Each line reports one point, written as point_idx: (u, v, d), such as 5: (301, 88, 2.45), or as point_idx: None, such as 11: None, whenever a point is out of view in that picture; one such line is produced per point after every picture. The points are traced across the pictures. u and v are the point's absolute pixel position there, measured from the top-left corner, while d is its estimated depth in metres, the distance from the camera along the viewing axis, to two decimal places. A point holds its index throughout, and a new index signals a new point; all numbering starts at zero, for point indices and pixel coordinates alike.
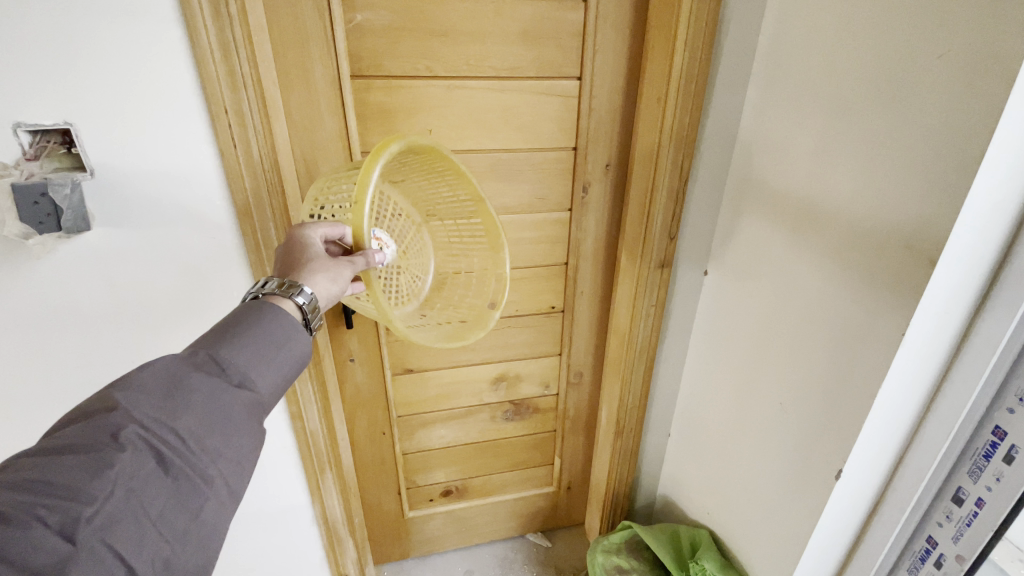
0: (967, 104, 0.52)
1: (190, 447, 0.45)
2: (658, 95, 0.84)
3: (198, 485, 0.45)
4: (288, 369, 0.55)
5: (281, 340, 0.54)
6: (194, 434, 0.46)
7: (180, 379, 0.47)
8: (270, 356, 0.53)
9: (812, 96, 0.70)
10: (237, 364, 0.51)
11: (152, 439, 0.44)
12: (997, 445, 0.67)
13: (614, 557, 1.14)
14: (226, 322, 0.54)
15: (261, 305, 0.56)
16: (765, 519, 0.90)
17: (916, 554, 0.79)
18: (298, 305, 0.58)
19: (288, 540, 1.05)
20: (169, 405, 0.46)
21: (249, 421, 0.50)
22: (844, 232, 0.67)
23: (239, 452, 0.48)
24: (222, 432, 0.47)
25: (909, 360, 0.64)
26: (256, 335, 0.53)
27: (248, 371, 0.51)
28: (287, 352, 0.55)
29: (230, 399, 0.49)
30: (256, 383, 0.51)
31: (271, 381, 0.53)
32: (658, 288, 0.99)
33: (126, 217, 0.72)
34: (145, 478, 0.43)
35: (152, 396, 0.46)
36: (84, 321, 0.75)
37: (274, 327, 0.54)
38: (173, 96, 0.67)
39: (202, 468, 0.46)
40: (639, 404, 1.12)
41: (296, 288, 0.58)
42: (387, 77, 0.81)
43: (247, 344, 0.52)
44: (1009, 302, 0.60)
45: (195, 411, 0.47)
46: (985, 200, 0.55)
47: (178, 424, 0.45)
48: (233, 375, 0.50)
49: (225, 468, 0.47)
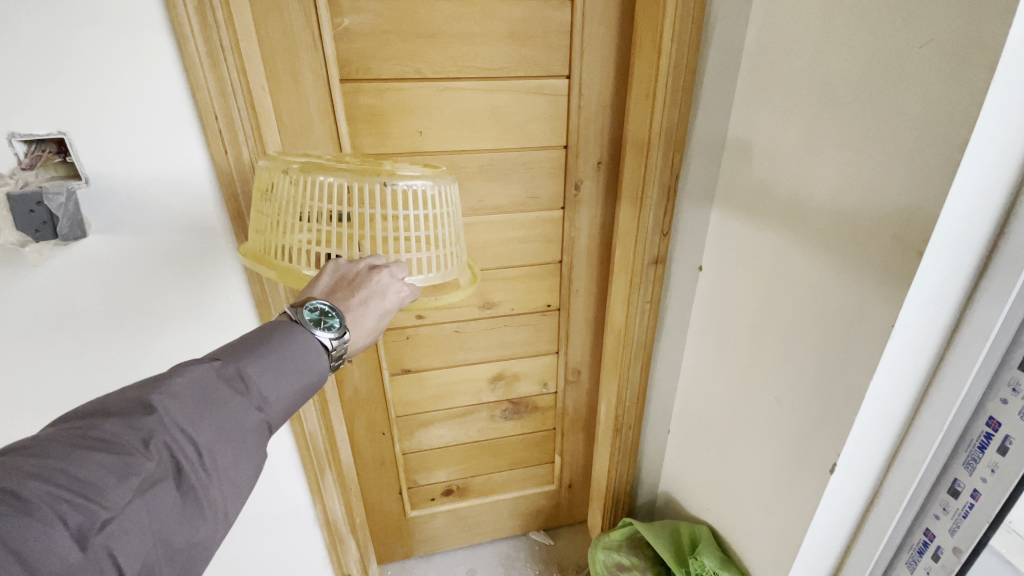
0: (951, 93, 0.52)
1: (204, 463, 0.44)
2: (647, 91, 0.84)
3: (203, 506, 0.43)
4: (306, 396, 0.53)
5: (306, 367, 0.53)
6: (212, 453, 0.45)
7: (211, 392, 0.47)
8: (293, 381, 0.52)
9: (800, 91, 0.70)
10: (260, 385, 0.50)
11: (171, 448, 0.43)
12: (991, 436, 0.68)
13: (614, 554, 1.14)
14: (262, 338, 0.53)
15: (292, 325, 0.55)
16: (764, 514, 0.90)
17: (914, 547, 0.79)
18: (326, 343, 0.54)
19: (290, 541, 1.06)
20: (194, 415, 0.45)
21: (259, 445, 0.49)
22: (833, 225, 0.67)
23: (245, 477, 0.47)
24: (234, 453, 0.46)
25: (900, 353, 0.64)
26: (283, 356, 0.52)
27: (269, 394, 0.50)
28: (310, 380, 0.53)
29: (249, 420, 0.48)
30: (274, 408, 0.50)
31: (287, 407, 0.52)
32: (652, 284, 0.99)
33: (121, 224, 0.73)
34: (157, 489, 0.41)
35: (184, 404, 0.45)
36: (84, 326, 0.76)
37: (302, 352, 0.53)
38: (164, 104, 0.67)
39: (211, 488, 0.44)
40: (637, 401, 1.12)
41: (332, 327, 0.55)
42: (377, 81, 0.82)
43: (275, 366, 0.51)
44: (999, 292, 0.60)
45: (214, 427, 0.46)
46: (971, 191, 0.55)
47: (199, 437, 0.45)
48: (255, 396, 0.49)
49: (230, 493, 0.46)
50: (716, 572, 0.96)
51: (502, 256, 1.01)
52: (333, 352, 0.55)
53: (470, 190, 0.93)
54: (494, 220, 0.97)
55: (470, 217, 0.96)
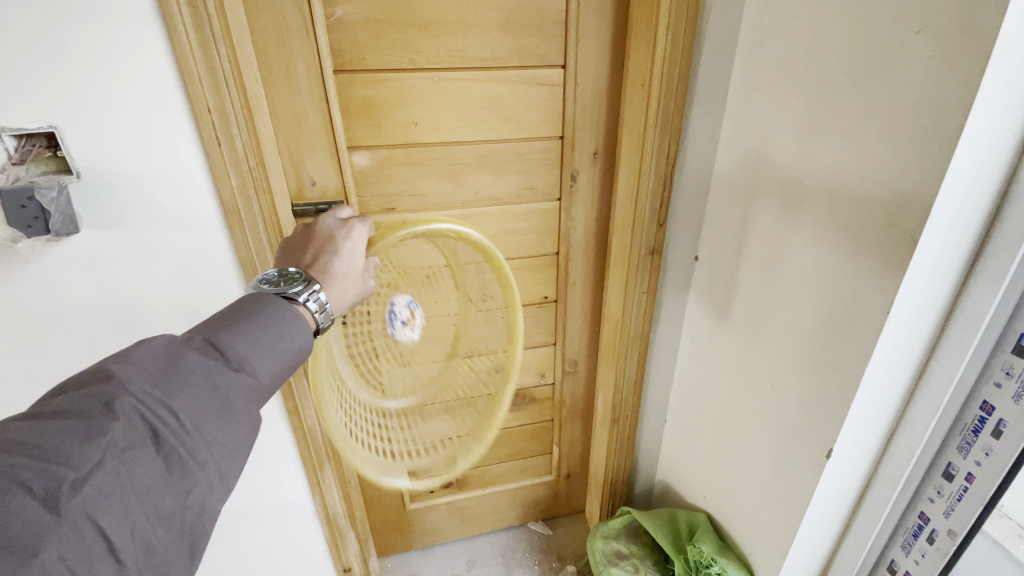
0: (948, 78, 0.52)
1: (184, 427, 0.44)
2: (642, 81, 0.84)
3: (189, 468, 0.43)
4: (293, 356, 0.53)
5: (286, 329, 0.53)
6: (191, 415, 0.44)
7: (179, 360, 0.46)
8: (270, 342, 0.51)
9: (795, 78, 0.69)
10: (236, 349, 0.49)
11: (145, 414, 0.42)
12: (985, 420, 0.68)
13: (613, 542, 1.15)
14: (233, 310, 0.52)
15: (263, 296, 0.54)
16: (760, 501, 0.91)
17: (909, 530, 0.81)
18: (310, 309, 0.56)
19: (291, 534, 1.06)
20: (163, 383, 0.44)
21: (244, 408, 0.48)
22: (829, 212, 0.67)
23: (233, 438, 0.47)
24: (216, 416, 0.46)
25: (896, 338, 0.65)
26: (258, 321, 0.51)
27: (248, 355, 0.49)
28: (293, 340, 0.53)
29: (229, 383, 0.47)
30: (256, 370, 0.49)
31: (272, 369, 0.51)
32: (648, 274, 0.99)
33: (114, 219, 0.72)
34: (136, 453, 0.40)
35: (150, 372, 0.44)
36: (80, 322, 0.76)
37: (279, 316, 0.53)
38: (155, 95, 0.67)
39: (194, 449, 0.44)
40: (634, 391, 1.13)
41: (308, 291, 0.57)
42: (371, 71, 0.82)
43: (249, 330, 0.50)
44: (993, 277, 0.60)
45: (190, 392, 0.45)
46: (966, 176, 0.55)
47: (173, 400, 0.44)
48: (233, 359, 0.48)
49: (218, 455, 0.45)
50: (713, 558, 0.98)
51: (498, 247, 1.01)
52: (317, 317, 0.56)
53: (466, 182, 0.93)
54: (490, 212, 0.97)
55: (467, 208, 0.96)
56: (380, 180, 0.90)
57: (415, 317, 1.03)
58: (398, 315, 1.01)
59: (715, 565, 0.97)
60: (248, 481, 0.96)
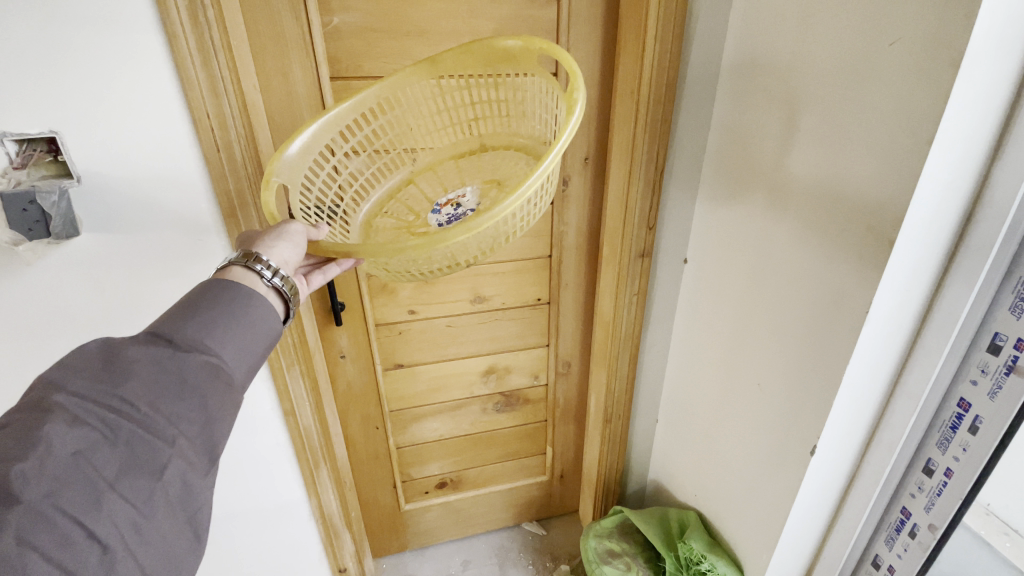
0: (921, 88, 0.54)
1: (141, 410, 0.44)
2: (631, 88, 0.86)
3: (157, 445, 0.43)
4: (254, 334, 0.53)
5: (238, 308, 0.53)
6: (145, 399, 0.44)
7: (120, 354, 0.46)
8: (220, 322, 0.51)
9: (778, 85, 0.72)
10: (185, 334, 0.49)
11: (93, 408, 0.43)
12: (962, 416, 0.71)
13: (606, 541, 1.16)
14: (181, 303, 0.52)
15: (206, 283, 0.55)
16: (749, 499, 0.93)
17: (892, 524, 0.83)
18: (259, 272, 0.58)
19: (287, 535, 1.07)
20: (107, 377, 0.44)
21: (206, 383, 0.47)
22: (812, 213, 0.69)
23: (203, 412, 0.47)
24: (173, 395, 0.45)
25: (875, 337, 0.67)
26: (204, 306, 0.51)
27: (201, 337, 0.49)
28: (248, 318, 0.53)
29: (183, 362, 0.47)
30: (212, 346, 0.49)
31: (230, 344, 0.51)
32: (639, 276, 1.01)
33: (113, 222, 0.73)
34: (94, 442, 0.41)
35: (90, 371, 0.44)
36: (78, 324, 0.77)
37: (231, 298, 0.53)
38: (155, 101, 0.68)
39: (158, 428, 0.44)
40: (626, 392, 1.15)
41: (250, 256, 0.59)
42: (366, 78, 0.83)
43: (196, 315, 0.51)
44: (966, 278, 0.63)
45: (139, 378, 0.45)
46: (939, 182, 0.57)
47: (121, 390, 0.44)
48: (181, 342, 0.48)
49: (186, 430, 0.45)
50: (704, 555, 1.00)
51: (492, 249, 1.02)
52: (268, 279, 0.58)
53: None
54: None
55: None
56: None
57: (460, 196, 0.78)
58: (452, 213, 0.75)
59: (705, 561, 0.99)
60: (244, 481, 0.98)
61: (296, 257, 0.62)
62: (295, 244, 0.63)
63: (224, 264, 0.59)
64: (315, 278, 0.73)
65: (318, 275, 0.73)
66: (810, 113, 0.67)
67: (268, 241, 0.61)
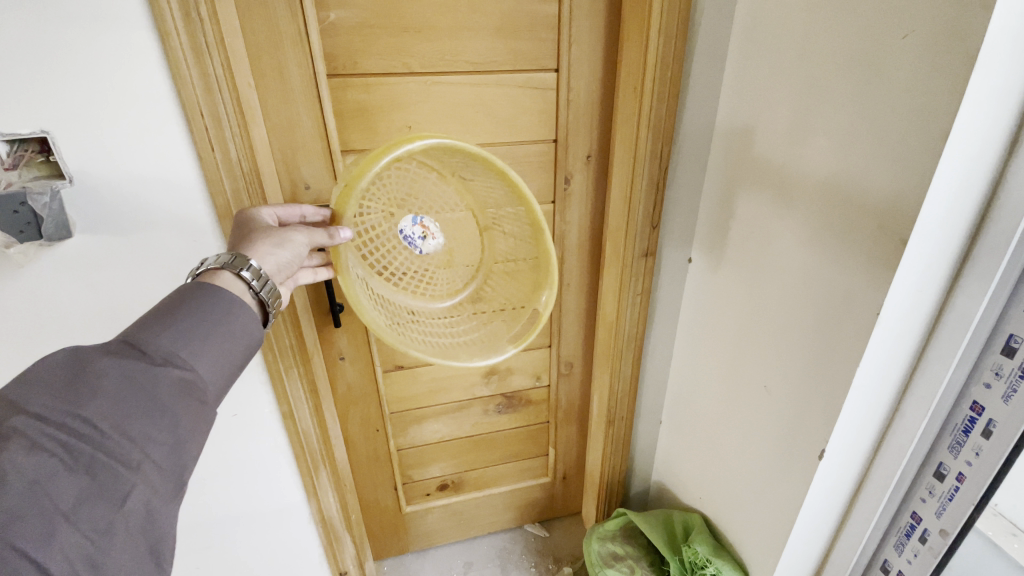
0: (934, 84, 0.52)
1: (106, 433, 0.42)
2: (635, 85, 0.84)
3: (120, 472, 0.42)
4: (231, 346, 0.52)
5: (217, 318, 0.52)
6: (111, 420, 0.43)
7: (88, 368, 0.44)
8: (197, 334, 0.50)
9: (786, 80, 0.70)
10: (159, 345, 0.48)
11: (54, 430, 0.41)
12: (975, 420, 0.69)
13: (609, 544, 1.15)
14: (159, 308, 0.51)
15: (190, 290, 0.54)
16: (755, 502, 0.92)
17: (901, 530, 0.82)
18: (246, 281, 0.58)
19: (287, 538, 1.06)
20: (72, 394, 0.43)
21: (178, 402, 0.46)
22: (820, 213, 0.68)
23: (172, 433, 0.46)
24: (141, 414, 0.44)
25: (885, 340, 0.65)
26: (180, 316, 0.50)
27: (175, 350, 0.48)
28: (227, 329, 0.52)
29: (155, 378, 0.46)
30: (188, 360, 0.48)
31: (206, 357, 0.50)
32: (643, 276, 0.99)
33: (106, 224, 0.72)
34: (52, 469, 0.40)
35: (54, 388, 0.43)
36: (73, 326, 0.76)
37: (211, 306, 0.53)
38: (149, 100, 0.67)
39: (122, 454, 0.42)
40: (630, 393, 1.13)
41: (240, 262, 0.59)
42: (364, 75, 0.82)
43: (172, 325, 0.49)
44: (981, 279, 0.61)
45: (106, 397, 0.43)
46: (953, 179, 0.55)
47: (85, 410, 0.42)
48: (155, 355, 0.47)
49: (153, 453, 0.44)
50: (709, 559, 0.98)
51: None
52: (255, 290, 0.58)
53: None
54: None
55: None
56: None
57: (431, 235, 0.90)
58: (412, 238, 0.89)
59: (710, 565, 0.97)
60: (243, 484, 0.97)
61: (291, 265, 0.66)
62: (295, 253, 0.66)
63: (209, 265, 0.58)
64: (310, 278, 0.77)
65: (309, 276, 0.78)
66: (820, 117, 0.65)
67: (268, 246, 0.64)
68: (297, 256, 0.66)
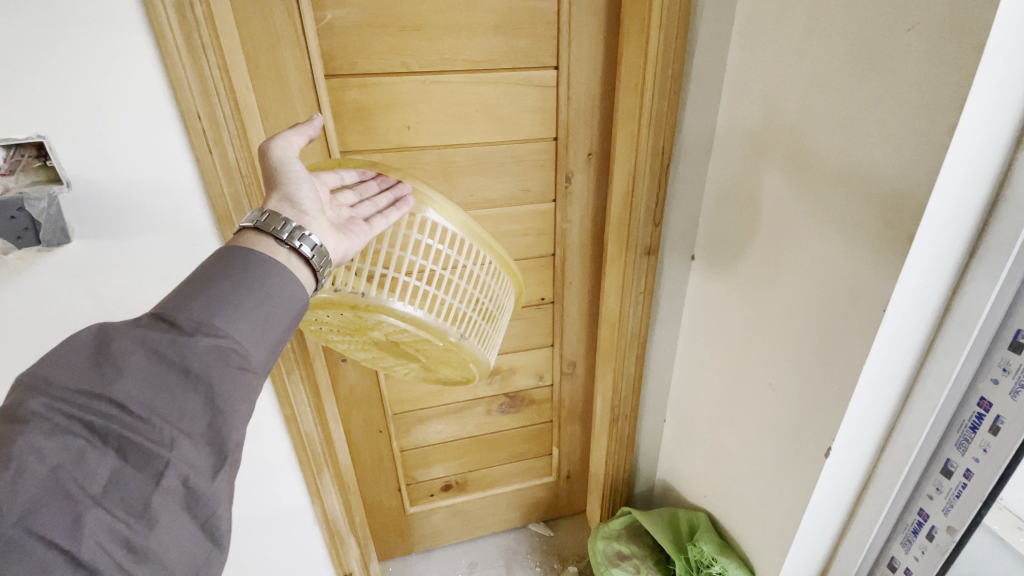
0: (940, 77, 0.51)
1: (132, 413, 0.41)
2: (636, 81, 0.83)
3: (151, 451, 0.41)
4: (270, 308, 0.50)
5: (251, 282, 0.50)
6: (137, 398, 0.42)
7: (113, 346, 0.43)
8: (229, 300, 0.48)
9: (788, 75, 0.69)
10: (191, 315, 0.46)
11: (77, 413, 0.40)
12: (982, 416, 0.69)
13: (614, 543, 1.14)
14: (194, 276, 0.49)
15: (227, 250, 0.52)
16: (760, 500, 0.91)
17: (908, 527, 0.81)
18: (275, 234, 0.55)
19: (292, 540, 1.06)
20: (97, 375, 0.42)
21: (216, 371, 0.44)
22: (824, 210, 0.67)
23: (207, 407, 0.44)
24: (169, 392, 0.43)
25: (891, 337, 0.65)
26: (210, 283, 0.48)
27: (208, 317, 0.46)
28: (263, 290, 0.50)
29: (187, 348, 0.44)
30: (223, 327, 0.46)
31: (243, 322, 0.47)
32: (645, 274, 0.98)
33: (105, 228, 0.71)
34: (78, 452, 0.39)
35: (81, 367, 0.42)
36: (74, 331, 0.76)
37: (245, 270, 0.50)
38: (146, 103, 0.66)
39: (151, 432, 0.41)
40: (633, 392, 1.13)
41: (266, 217, 0.56)
42: (362, 75, 0.81)
43: (207, 291, 0.48)
44: (988, 274, 0.60)
45: (131, 375, 0.42)
46: (961, 172, 0.55)
47: (110, 390, 0.41)
48: (187, 324, 0.45)
49: (186, 428, 0.43)
50: (714, 557, 0.98)
51: None
52: (286, 240, 0.55)
53: (460, 184, 0.93)
54: (486, 214, 0.97)
55: (461, 211, 0.96)
56: None
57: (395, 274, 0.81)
58: None
59: (715, 564, 0.97)
60: (247, 487, 0.96)
61: (314, 195, 0.62)
62: (298, 179, 0.61)
63: (241, 228, 0.56)
64: (363, 208, 0.69)
65: (378, 219, 0.66)
66: (822, 114, 0.65)
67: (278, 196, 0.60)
68: (302, 179, 0.61)
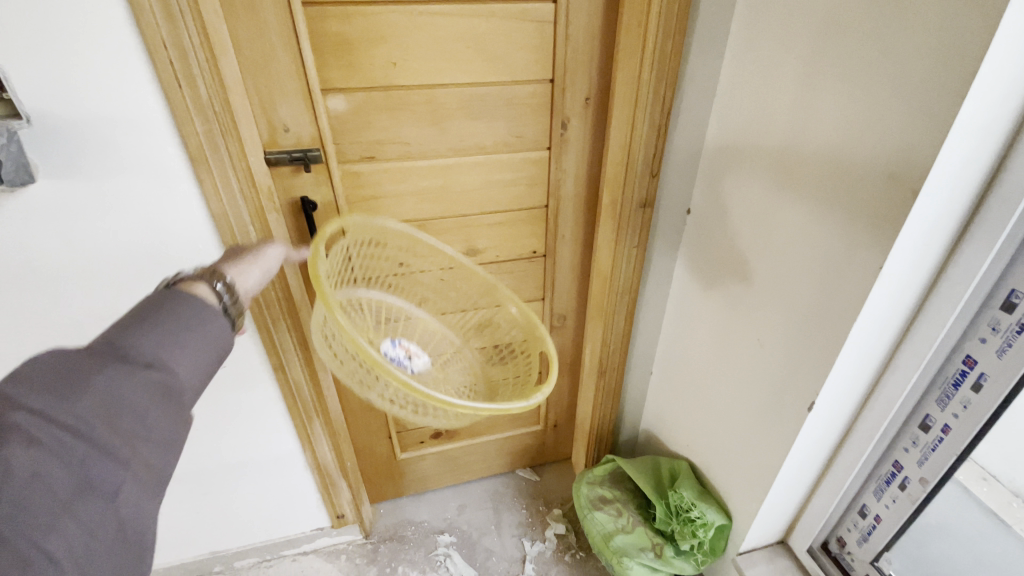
0: (965, 18, 0.48)
1: (100, 430, 0.42)
2: (639, 19, 0.78)
3: (119, 470, 0.42)
4: (215, 349, 0.52)
5: (199, 322, 0.51)
6: (103, 419, 0.42)
7: (73, 368, 0.43)
8: (182, 339, 0.49)
9: (801, 15, 0.65)
10: (146, 350, 0.47)
11: (47, 424, 0.40)
12: (966, 374, 0.70)
13: (598, 488, 1.19)
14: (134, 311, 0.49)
15: (165, 299, 0.51)
16: (740, 450, 0.94)
17: (882, 477, 0.85)
18: (214, 291, 0.55)
19: (286, 482, 1.10)
20: (60, 392, 0.42)
21: (172, 406, 0.47)
22: (825, 165, 0.65)
23: (164, 436, 0.46)
24: (134, 416, 0.44)
25: (884, 295, 0.64)
26: (160, 319, 0.49)
27: (163, 354, 0.47)
28: (212, 332, 0.52)
29: (145, 380, 0.46)
30: (177, 363, 0.48)
31: (194, 364, 0.50)
32: (640, 227, 0.96)
33: (72, 167, 0.67)
34: (50, 463, 0.39)
35: (38, 383, 0.41)
36: (50, 277, 0.73)
37: (191, 313, 0.52)
38: (105, 31, 0.61)
39: (120, 452, 0.42)
40: (621, 345, 1.13)
41: (214, 277, 0.56)
42: (344, 4, 0.75)
43: (159, 325, 0.49)
44: (989, 232, 0.59)
45: (97, 395, 0.43)
46: (974, 125, 0.52)
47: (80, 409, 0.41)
48: (141, 358, 0.46)
49: (146, 453, 0.44)
50: (694, 503, 1.02)
51: (485, 200, 0.98)
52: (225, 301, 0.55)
53: (450, 129, 0.89)
54: (477, 162, 0.93)
55: (451, 157, 0.92)
56: (359, 126, 0.85)
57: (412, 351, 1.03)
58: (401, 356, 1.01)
59: (695, 509, 1.01)
60: (239, 432, 0.98)
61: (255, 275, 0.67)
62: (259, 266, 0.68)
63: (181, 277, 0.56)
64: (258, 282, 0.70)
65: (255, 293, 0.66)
66: (835, 60, 0.61)
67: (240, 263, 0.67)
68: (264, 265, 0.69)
